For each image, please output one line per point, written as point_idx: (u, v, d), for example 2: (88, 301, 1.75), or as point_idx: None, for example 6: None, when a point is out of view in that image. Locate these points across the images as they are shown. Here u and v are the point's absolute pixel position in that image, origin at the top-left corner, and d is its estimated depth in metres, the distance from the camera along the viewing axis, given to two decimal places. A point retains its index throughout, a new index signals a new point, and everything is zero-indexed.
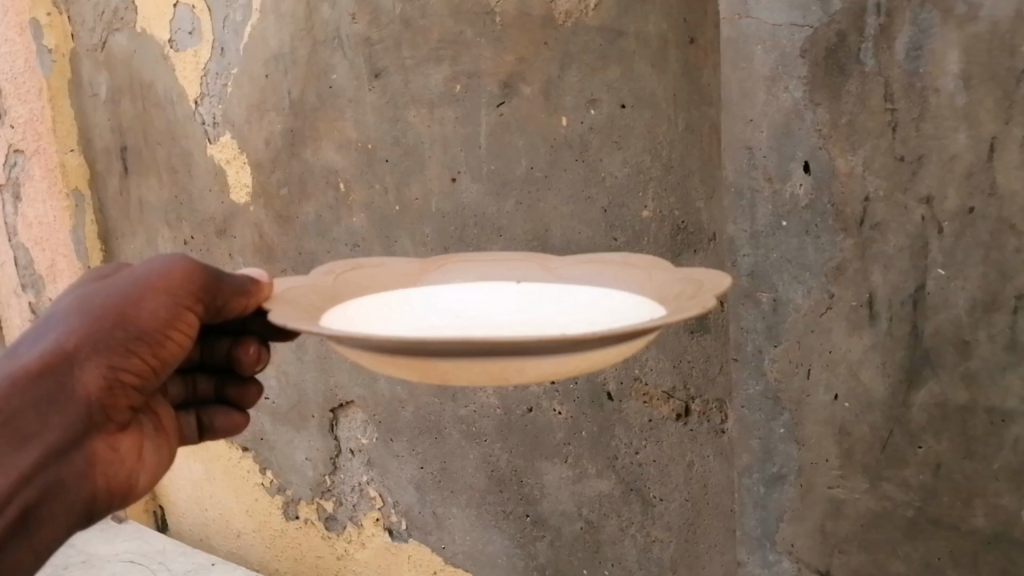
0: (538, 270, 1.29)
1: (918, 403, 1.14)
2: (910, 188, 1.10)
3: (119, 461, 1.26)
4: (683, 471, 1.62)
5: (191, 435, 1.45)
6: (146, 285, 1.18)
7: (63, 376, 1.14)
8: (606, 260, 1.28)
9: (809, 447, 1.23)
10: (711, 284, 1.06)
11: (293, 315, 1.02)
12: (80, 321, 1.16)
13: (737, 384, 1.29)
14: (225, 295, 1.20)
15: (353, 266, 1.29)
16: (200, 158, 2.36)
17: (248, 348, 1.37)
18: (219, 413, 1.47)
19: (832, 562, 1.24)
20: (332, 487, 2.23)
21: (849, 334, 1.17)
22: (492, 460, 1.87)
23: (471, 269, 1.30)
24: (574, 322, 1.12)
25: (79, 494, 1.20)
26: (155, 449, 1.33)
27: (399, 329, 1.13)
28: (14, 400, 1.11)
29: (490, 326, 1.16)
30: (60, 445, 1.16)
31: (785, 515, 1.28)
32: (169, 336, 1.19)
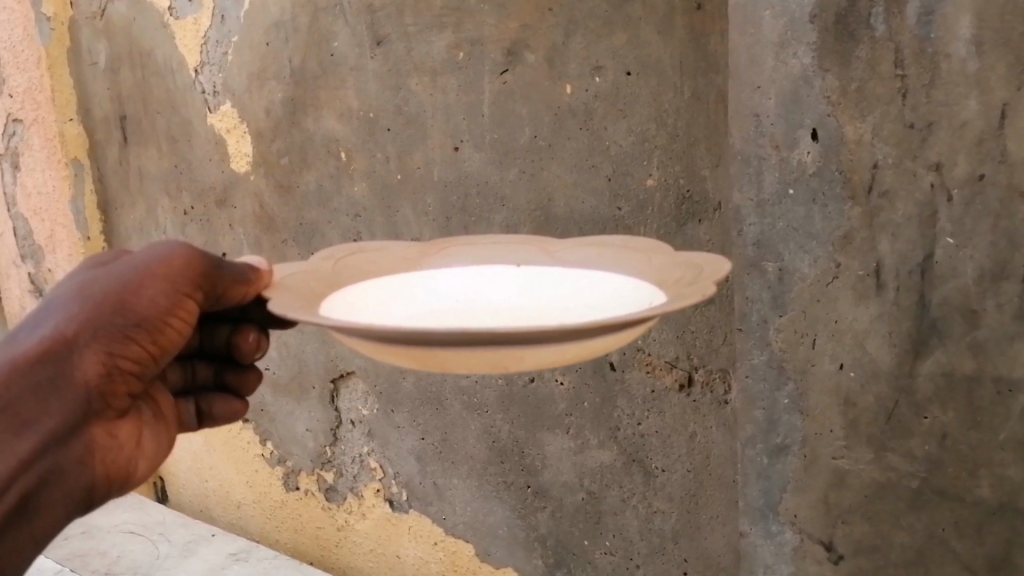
0: (536, 254, 1.28)
1: (924, 373, 1.12)
2: (920, 155, 1.08)
3: (117, 448, 1.26)
4: (686, 442, 1.62)
5: (191, 422, 1.45)
6: (146, 271, 1.18)
7: (63, 361, 1.13)
8: (607, 243, 1.27)
9: (814, 417, 1.22)
10: (711, 270, 1.05)
11: (293, 303, 1.02)
12: (81, 307, 1.14)
13: (741, 354, 1.28)
14: (224, 284, 1.18)
15: (354, 251, 1.27)
16: (200, 127, 2.34)
17: (248, 338, 1.37)
18: (217, 401, 1.47)
19: (835, 533, 1.23)
20: (333, 458, 2.23)
21: (855, 304, 1.15)
22: (493, 432, 1.87)
23: (470, 252, 1.30)
24: (574, 311, 1.11)
25: (78, 480, 1.20)
26: (153, 438, 1.33)
27: (399, 317, 1.12)
28: (15, 385, 1.09)
29: (490, 314, 1.16)
30: (60, 432, 1.15)
31: (788, 486, 1.27)
32: (170, 323, 1.19)
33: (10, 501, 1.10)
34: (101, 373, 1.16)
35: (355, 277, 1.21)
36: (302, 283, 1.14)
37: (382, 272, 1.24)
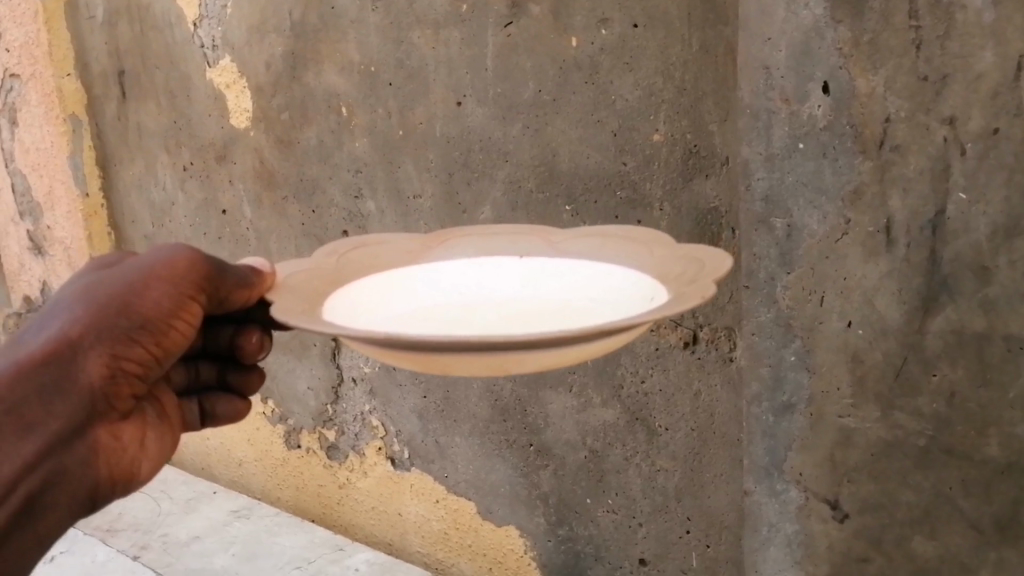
0: (539, 243, 1.28)
1: (934, 331, 1.11)
2: (933, 109, 1.05)
3: (120, 447, 1.26)
4: (690, 401, 1.61)
5: (194, 421, 1.46)
6: (150, 274, 1.18)
7: (66, 364, 1.13)
8: (609, 233, 1.26)
9: (820, 375, 1.20)
10: (712, 267, 1.04)
11: (295, 307, 1.02)
12: (85, 308, 1.14)
13: (748, 311, 1.27)
14: (228, 287, 1.19)
15: (356, 245, 1.27)
16: (199, 82, 2.30)
17: (250, 339, 1.37)
18: (220, 399, 1.48)
19: (840, 491, 1.23)
20: (335, 416, 2.23)
21: (864, 260, 1.13)
22: (495, 390, 1.86)
23: (473, 242, 1.29)
24: (575, 313, 1.12)
25: (81, 480, 1.20)
26: (158, 438, 1.33)
27: (400, 320, 1.13)
28: (18, 388, 1.10)
29: (490, 315, 1.17)
30: (64, 434, 1.15)
31: (794, 445, 1.26)
32: (174, 324, 1.19)
33: (14, 501, 1.11)
34: (105, 374, 1.17)
35: (358, 272, 1.21)
36: (303, 284, 1.14)
37: (385, 266, 1.24)
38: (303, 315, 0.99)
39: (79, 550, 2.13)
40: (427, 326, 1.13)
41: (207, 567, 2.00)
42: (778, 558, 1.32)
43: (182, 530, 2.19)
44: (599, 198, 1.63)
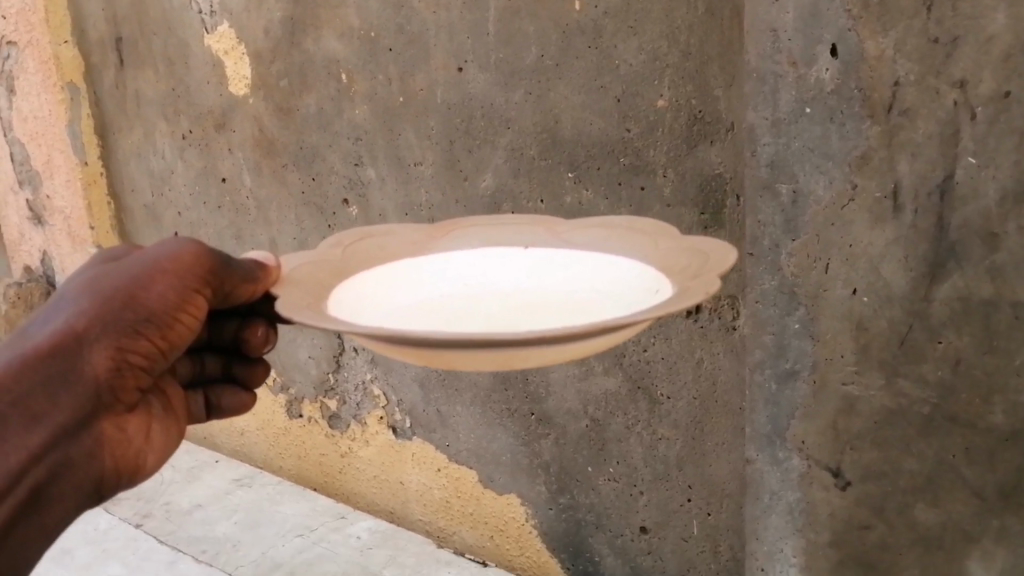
0: (544, 235, 1.27)
1: (940, 298, 1.09)
2: (943, 72, 1.03)
3: (124, 437, 1.26)
4: (692, 369, 1.60)
5: (201, 412, 1.45)
6: (155, 267, 1.18)
7: (73, 356, 1.13)
8: (615, 225, 1.25)
9: (824, 343, 1.19)
10: (716, 260, 1.03)
11: (299, 302, 1.01)
12: (91, 301, 1.14)
13: (752, 279, 1.25)
14: (233, 282, 1.19)
15: (362, 236, 1.26)
16: (197, 48, 2.27)
17: (256, 331, 1.35)
18: (226, 390, 1.47)
19: (843, 459, 1.22)
20: (336, 385, 2.23)
21: (871, 227, 1.12)
22: None
23: (478, 234, 1.29)
24: (582, 304, 1.11)
25: (85, 470, 1.20)
26: (163, 429, 1.33)
27: (405, 311, 1.12)
28: (25, 379, 1.08)
29: (496, 305, 1.15)
30: (69, 425, 1.15)
31: (796, 412, 1.25)
32: (179, 318, 1.19)
33: (21, 492, 1.10)
34: (111, 367, 1.16)
35: (363, 266, 1.20)
36: (306, 276, 1.13)
37: (390, 259, 1.23)
38: (307, 311, 0.97)
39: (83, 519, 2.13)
40: (433, 317, 1.11)
41: (211, 534, 2.00)
42: (779, 525, 1.32)
43: (185, 499, 2.19)
44: (602, 164, 1.61)
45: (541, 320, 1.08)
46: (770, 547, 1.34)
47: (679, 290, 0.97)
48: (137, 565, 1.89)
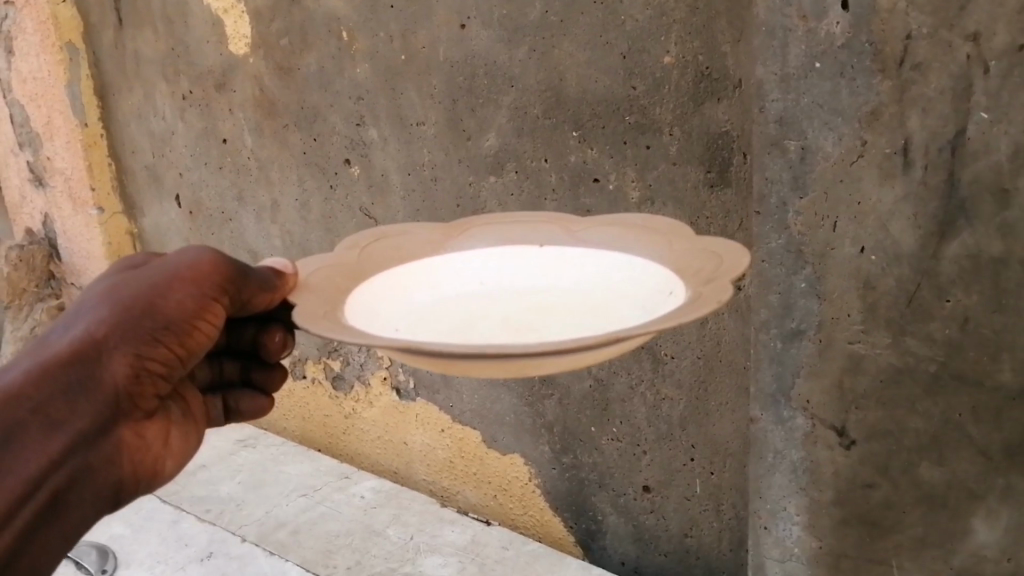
0: (559, 232, 1.25)
1: (949, 256, 1.08)
2: (957, 25, 1.01)
3: (143, 444, 1.20)
4: (696, 330, 1.59)
5: (218, 415, 1.41)
6: (174, 275, 1.14)
7: (92, 362, 1.08)
8: (629, 221, 1.24)
9: (831, 301, 1.18)
10: (729, 264, 1.01)
11: (315, 310, 1.00)
12: (110, 308, 1.10)
13: (758, 237, 1.23)
14: (250, 290, 1.15)
15: (378, 236, 1.25)
16: (196, 6, 2.24)
17: (273, 338, 1.33)
18: (243, 394, 1.43)
19: (848, 418, 1.22)
20: (339, 347, 2.23)
21: (880, 184, 1.10)
22: None
23: (493, 230, 1.27)
24: (599, 308, 1.10)
25: (105, 479, 1.13)
26: (183, 437, 1.27)
27: (421, 315, 1.12)
28: (43, 385, 1.04)
29: (512, 306, 1.15)
30: (89, 433, 1.09)
31: (802, 371, 1.24)
32: (197, 325, 1.15)
33: (39, 501, 1.03)
34: (131, 374, 1.11)
35: (379, 267, 1.19)
36: (322, 282, 1.12)
37: (406, 258, 1.22)
38: (323, 322, 0.97)
39: None
40: (450, 322, 1.11)
41: (214, 495, 2.00)
42: (782, 483, 1.32)
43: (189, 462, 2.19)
44: (607, 123, 1.59)
45: (558, 327, 1.08)
46: (773, 506, 1.34)
47: (694, 296, 0.95)
48: (140, 525, 1.87)
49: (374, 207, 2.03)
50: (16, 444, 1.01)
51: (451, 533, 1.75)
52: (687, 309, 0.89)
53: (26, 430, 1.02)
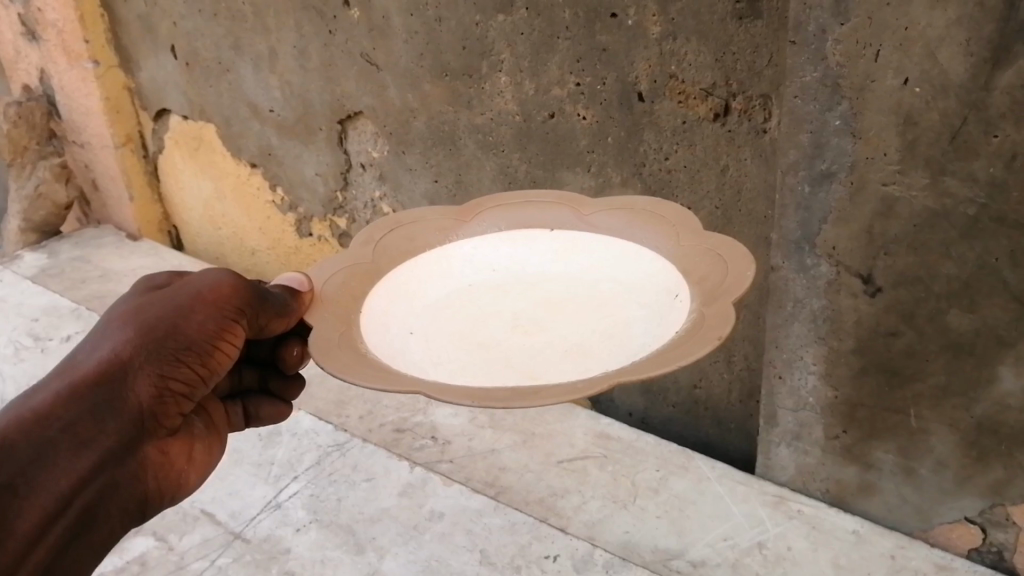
0: (568, 220, 1.15)
1: (1001, 87, 1.00)
2: None
3: (171, 461, 1.01)
4: (716, 178, 1.37)
5: (238, 420, 1.18)
6: (194, 296, 1.01)
7: (115, 383, 0.93)
8: (639, 206, 1.12)
9: (866, 140, 1.11)
10: (732, 277, 0.94)
11: (329, 333, 0.94)
12: (132, 329, 0.96)
13: (791, 71, 1.13)
14: (268, 314, 1.02)
15: (393, 225, 1.14)
16: None
17: (291, 351, 1.11)
18: (263, 399, 1.19)
19: (875, 265, 1.17)
20: (344, 205, 1.96)
21: (931, 7, 0.99)
22: (510, 173, 1.61)
23: (503, 216, 1.17)
24: (606, 307, 1.05)
25: (128, 504, 0.95)
26: (209, 455, 1.08)
27: (433, 311, 1.07)
28: (69, 406, 0.88)
29: (523, 301, 1.09)
30: (113, 457, 0.92)
31: (829, 218, 1.18)
32: (219, 346, 1.01)
33: (67, 520, 0.86)
34: (156, 394, 0.96)
35: (395, 262, 1.10)
36: (337, 291, 1.04)
37: (416, 252, 1.12)
38: (344, 349, 0.92)
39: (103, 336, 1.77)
40: (463, 321, 1.06)
41: None
42: (800, 333, 1.27)
43: None
44: None
45: (567, 331, 1.03)
46: (789, 356, 1.30)
47: (694, 318, 0.90)
48: None
49: (375, 53, 1.71)
50: (43, 459, 0.85)
51: None
52: (684, 344, 0.85)
53: (53, 444, 0.86)
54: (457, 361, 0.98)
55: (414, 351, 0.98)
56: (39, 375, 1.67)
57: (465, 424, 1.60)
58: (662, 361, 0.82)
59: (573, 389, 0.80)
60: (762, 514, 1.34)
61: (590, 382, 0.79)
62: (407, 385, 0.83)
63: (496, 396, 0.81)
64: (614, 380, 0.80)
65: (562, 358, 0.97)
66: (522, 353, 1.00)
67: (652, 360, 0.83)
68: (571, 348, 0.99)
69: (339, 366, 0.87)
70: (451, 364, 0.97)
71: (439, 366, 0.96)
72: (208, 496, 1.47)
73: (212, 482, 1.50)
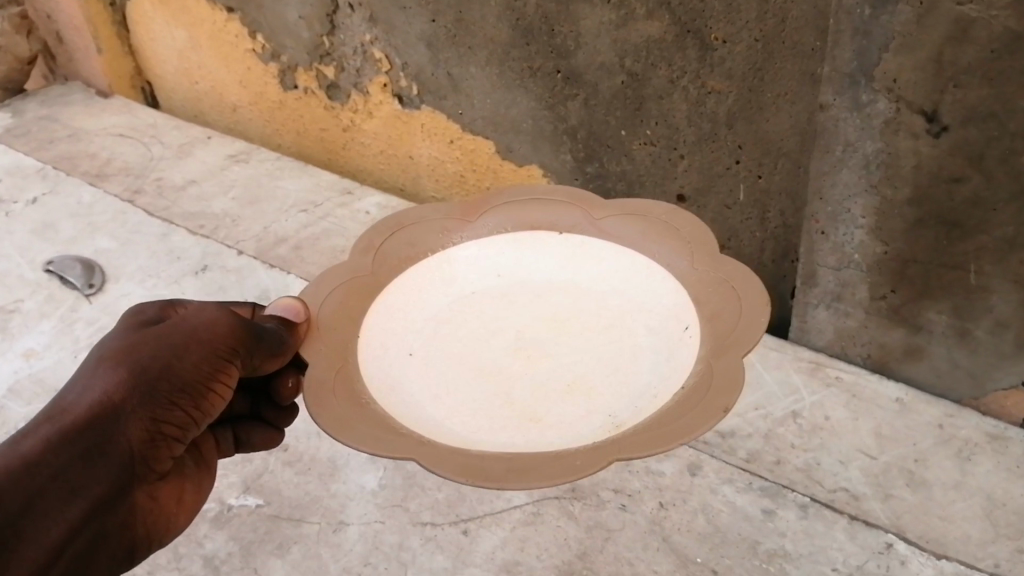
0: (578, 222, 0.99)
1: None
2: None
3: (165, 511, 0.86)
4: (757, 5, 1.13)
5: (228, 446, 1.00)
6: (188, 333, 0.85)
7: (104, 427, 0.79)
8: (654, 213, 0.96)
9: None
10: (744, 325, 0.81)
11: (322, 374, 0.81)
12: (124, 368, 0.82)
13: None
14: (261, 352, 0.87)
15: (398, 224, 0.98)
16: None
17: (284, 384, 0.96)
18: (253, 424, 1.02)
19: (941, 101, 1.01)
20: (332, 51, 1.66)
21: None
22: (516, 6, 1.33)
23: (512, 214, 1.00)
24: (614, 332, 0.92)
25: (114, 562, 0.81)
26: (199, 496, 0.91)
27: (435, 325, 0.94)
28: (58, 453, 0.75)
29: (527, 313, 0.96)
30: (104, 506, 0.78)
31: (890, 45, 1.01)
32: (213, 388, 0.85)
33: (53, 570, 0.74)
34: (148, 440, 0.81)
35: (396, 272, 0.95)
36: (333, 313, 0.89)
37: (420, 258, 0.97)
38: (338, 394, 0.80)
39: (62, 191, 1.65)
40: (464, 337, 0.93)
41: (214, 208, 1.60)
42: (849, 182, 1.13)
43: (178, 175, 1.69)
44: None
45: (573, 361, 0.91)
46: (834, 209, 1.16)
47: (699, 374, 0.79)
48: (128, 238, 1.52)
49: None
50: (23, 516, 0.72)
51: None
52: (685, 413, 0.74)
53: (36, 500, 0.73)
54: (457, 396, 0.87)
55: (412, 382, 0.87)
56: (4, 240, 1.55)
57: None
58: (662, 433, 0.73)
59: (566, 470, 0.71)
60: (798, 381, 1.22)
61: (587, 463, 0.70)
62: (398, 450, 0.73)
63: (491, 473, 0.71)
64: (612, 459, 0.71)
65: (565, 400, 0.87)
66: (524, 388, 0.89)
67: (650, 432, 0.73)
68: (573, 384, 0.89)
69: (330, 422, 0.76)
70: (450, 400, 0.86)
71: (437, 404, 0.85)
72: None
73: None
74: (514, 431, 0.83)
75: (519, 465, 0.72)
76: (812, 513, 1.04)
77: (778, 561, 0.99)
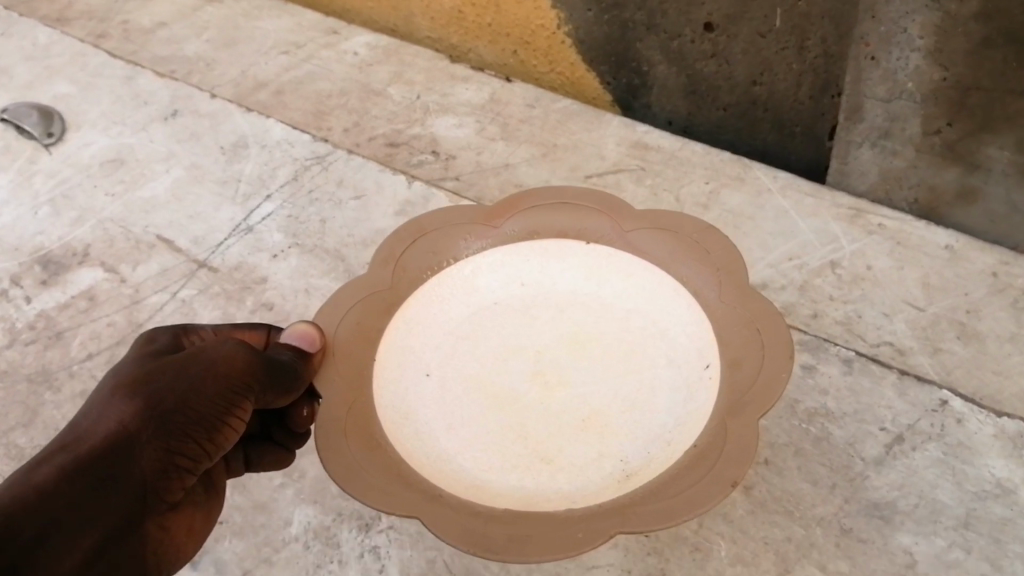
0: (604, 233, 0.94)
1: None
2: None
3: (177, 538, 0.77)
4: None
5: (237, 467, 0.88)
6: (198, 363, 0.78)
7: (114, 460, 0.72)
8: (682, 230, 0.91)
9: None
10: (765, 376, 0.78)
11: (337, 413, 0.80)
12: (136, 398, 0.75)
13: None
14: (272, 384, 0.80)
15: (421, 233, 0.94)
16: None
17: (298, 413, 0.89)
18: (265, 446, 0.91)
19: None
20: None
21: None
22: None
23: (540, 220, 0.96)
24: (631, 356, 0.89)
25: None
26: (209, 524, 0.81)
27: (454, 341, 0.91)
28: (69, 484, 0.69)
29: (548, 332, 0.92)
30: (116, 540, 0.71)
31: None
32: (227, 420, 0.78)
33: None
34: (161, 472, 0.74)
35: (418, 286, 0.92)
36: (350, 340, 0.86)
37: (443, 266, 0.93)
38: (353, 436, 0.79)
39: (16, 35, 1.50)
40: (479, 355, 0.91)
41: (185, 49, 1.44)
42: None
43: (145, 15, 1.52)
44: None
45: (589, 393, 0.87)
46: (888, 29, 1.01)
47: (709, 436, 0.76)
48: (90, 83, 1.38)
49: None
50: (36, 549, 0.66)
51: (465, 92, 1.32)
52: (693, 483, 0.72)
53: (49, 531, 0.67)
54: (473, 427, 0.85)
55: (428, 405, 0.86)
56: None
57: (472, 137, 1.25)
58: (669, 505, 0.71)
59: (568, 541, 0.70)
60: (837, 230, 1.10)
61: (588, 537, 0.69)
62: (404, 504, 0.73)
63: (492, 542, 0.70)
64: (614, 531, 0.70)
65: (580, 440, 0.84)
66: (541, 420, 0.86)
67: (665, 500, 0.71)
68: (589, 420, 0.85)
69: (338, 468, 0.76)
70: (467, 431, 0.85)
71: (452, 436, 0.84)
72: (165, 219, 1.18)
73: (172, 205, 1.20)
74: (520, 473, 0.81)
75: (521, 532, 0.71)
76: (857, 369, 0.94)
77: (820, 421, 0.90)
